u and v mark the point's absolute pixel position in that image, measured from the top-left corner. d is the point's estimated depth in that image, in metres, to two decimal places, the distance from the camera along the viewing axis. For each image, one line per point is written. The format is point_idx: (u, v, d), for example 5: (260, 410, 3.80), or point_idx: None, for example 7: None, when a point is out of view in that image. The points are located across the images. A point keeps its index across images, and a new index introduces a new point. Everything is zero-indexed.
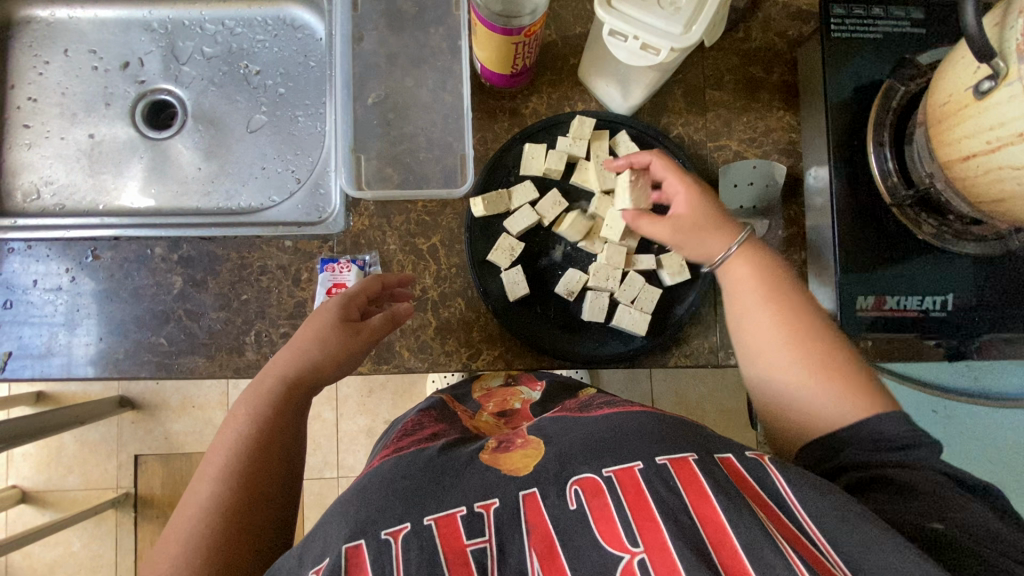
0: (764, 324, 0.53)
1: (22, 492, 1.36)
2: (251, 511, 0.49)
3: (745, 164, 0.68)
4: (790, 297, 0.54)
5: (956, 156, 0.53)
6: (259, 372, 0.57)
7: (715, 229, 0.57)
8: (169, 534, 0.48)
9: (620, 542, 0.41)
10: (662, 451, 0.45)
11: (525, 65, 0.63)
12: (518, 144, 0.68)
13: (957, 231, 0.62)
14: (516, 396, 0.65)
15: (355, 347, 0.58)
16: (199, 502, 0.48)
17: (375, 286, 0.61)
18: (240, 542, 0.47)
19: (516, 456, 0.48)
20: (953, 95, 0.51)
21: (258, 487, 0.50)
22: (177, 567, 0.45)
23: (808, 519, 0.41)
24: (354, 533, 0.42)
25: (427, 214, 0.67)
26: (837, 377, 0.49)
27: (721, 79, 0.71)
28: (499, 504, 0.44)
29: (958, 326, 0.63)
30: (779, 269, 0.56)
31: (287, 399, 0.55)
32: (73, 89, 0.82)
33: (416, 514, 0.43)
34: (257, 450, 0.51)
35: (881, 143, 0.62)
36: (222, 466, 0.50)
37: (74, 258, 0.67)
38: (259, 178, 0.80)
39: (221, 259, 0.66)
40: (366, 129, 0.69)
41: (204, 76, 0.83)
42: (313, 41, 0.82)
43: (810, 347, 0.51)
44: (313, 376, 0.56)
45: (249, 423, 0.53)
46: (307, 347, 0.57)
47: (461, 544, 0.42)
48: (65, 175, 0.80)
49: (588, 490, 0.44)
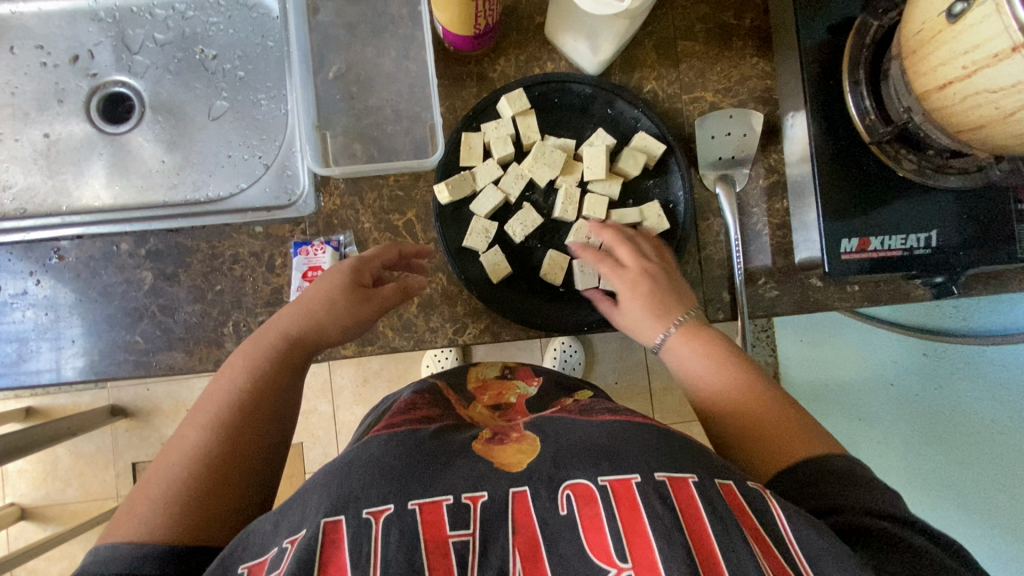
0: (709, 397, 0.54)
1: (21, 508, 1.35)
2: (239, 468, 0.47)
3: (720, 115, 0.66)
4: (734, 370, 0.54)
5: (932, 85, 0.51)
6: (266, 327, 0.56)
7: (657, 314, 0.58)
8: (154, 471, 0.46)
9: (608, 554, 0.40)
10: (663, 468, 0.44)
11: (488, 25, 0.60)
12: (468, 125, 0.65)
13: (937, 165, 0.60)
14: (512, 390, 0.68)
15: (361, 311, 0.57)
16: (188, 446, 0.47)
17: (389, 253, 0.60)
18: (223, 494, 0.45)
19: (511, 450, 0.48)
20: (925, 22, 0.49)
21: (249, 443, 0.49)
22: (155, 504, 0.43)
23: (803, 557, 0.39)
24: (335, 508, 0.41)
25: (400, 190, 0.65)
26: (779, 431, 0.49)
27: (692, 29, 0.69)
28: (486, 498, 0.43)
29: (943, 263, 0.62)
30: (722, 345, 0.56)
31: (286, 359, 0.54)
32: (23, 87, 0.79)
33: (401, 496, 0.42)
34: (254, 408, 0.50)
35: (857, 82, 0.60)
36: (215, 413, 0.49)
37: (37, 261, 0.64)
38: (226, 166, 0.77)
39: (191, 250, 0.64)
40: (329, 105, 0.67)
41: (159, 64, 0.79)
42: (269, 20, 0.79)
43: (758, 407, 0.51)
44: (312, 335, 0.55)
45: (248, 375, 0.52)
46: (311, 303, 0.56)
47: (443, 535, 0.41)
48: (23, 177, 0.77)
49: (580, 496, 0.43)
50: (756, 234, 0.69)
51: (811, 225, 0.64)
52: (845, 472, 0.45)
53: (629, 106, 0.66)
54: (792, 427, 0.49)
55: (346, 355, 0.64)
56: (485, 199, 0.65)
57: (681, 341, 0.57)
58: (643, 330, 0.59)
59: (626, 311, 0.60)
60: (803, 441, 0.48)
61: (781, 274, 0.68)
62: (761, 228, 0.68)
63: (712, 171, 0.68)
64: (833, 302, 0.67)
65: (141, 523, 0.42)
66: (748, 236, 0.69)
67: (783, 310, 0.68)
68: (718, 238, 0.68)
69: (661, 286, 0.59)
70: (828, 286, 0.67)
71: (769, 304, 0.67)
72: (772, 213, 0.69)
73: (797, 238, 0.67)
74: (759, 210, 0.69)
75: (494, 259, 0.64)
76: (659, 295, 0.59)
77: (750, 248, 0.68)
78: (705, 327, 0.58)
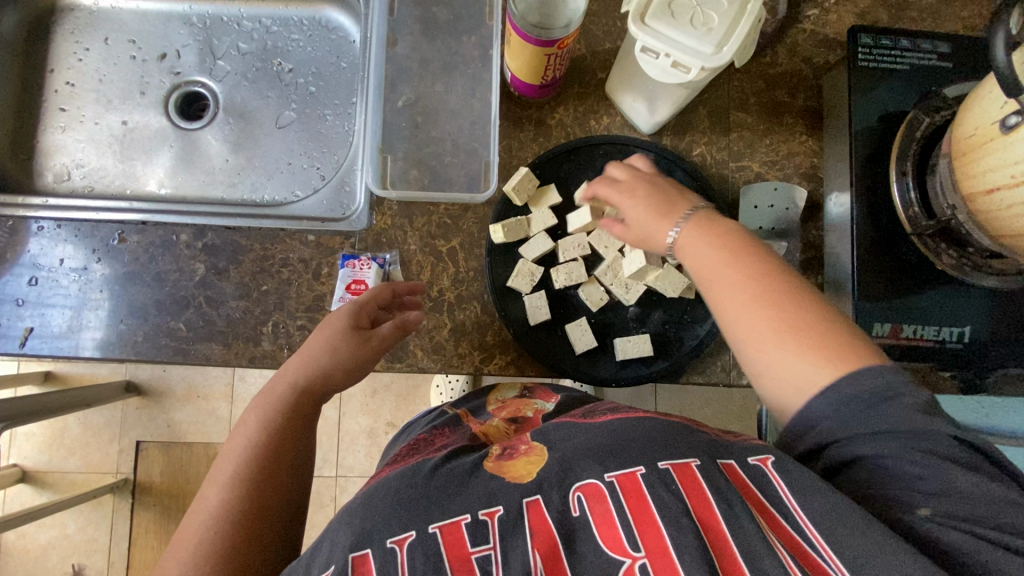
0: (728, 296, 0.51)
1: (22, 471, 1.37)
2: (263, 518, 0.49)
3: (766, 186, 0.69)
4: (752, 263, 0.51)
5: (980, 188, 0.53)
6: (273, 378, 0.58)
7: (662, 214, 0.57)
8: (180, 536, 0.48)
9: (622, 547, 0.42)
10: (666, 457, 0.46)
11: (555, 76, 0.64)
12: (533, 173, 0.68)
13: (976, 262, 0.61)
14: (530, 405, 0.68)
15: (363, 355, 0.58)
16: (208, 507, 0.49)
17: (385, 294, 0.61)
18: (252, 547, 0.48)
19: (519, 463, 0.49)
20: (978, 128, 0.51)
21: (269, 490, 0.51)
22: (185, 568, 0.46)
23: (808, 521, 0.41)
24: (359, 541, 0.43)
25: (448, 217, 0.68)
26: (809, 340, 0.47)
27: (746, 101, 0.72)
28: (502, 513, 0.44)
29: (971, 359, 0.63)
30: (735, 235, 0.54)
31: (296, 409, 0.56)
32: (111, 76, 0.84)
33: (422, 521, 0.44)
34: (269, 456, 0.52)
35: (904, 172, 0.62)
36: (232, 471, 0.51)
37: (100, 241, 0.68)
38: (284, 173, 0.81)
39: (244, 249, 0.67)
40: (394, 130, 0.71)
41: (238, 71, 0.85)
42: (346, 43, 0.85)
43: (782, 310, 0.48)
44: (322, 382, 0.57)
45: (259, 430, 0.53)
46: (314, 354, 0.58)
47: (466, 553, 0.43)
48: (96, 158, 0.82)
49: (590, 495, 0.45)
50: None
51: (845, 303, 0.65)
52: (858, 410, 0.43)
53: (688, 176, 0.69)
54: (824, 336, 0.47)
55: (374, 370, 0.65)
56: (532, 242, 0.67)
57: (689, 236, 0.55)
58: (652, 236, 0.58)
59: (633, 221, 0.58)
60: (835, 350, 0.46)
61: None
62: None
63: None
64: None
65: None
66: None
67: None
68: None
69: (658, 187, 0.59)
70: None
71: None
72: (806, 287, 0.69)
73: None
74: None
75: (534, 299, 0.66)
76: (659, 194, 0.58)
77: None
78: (720, 217, 0.56)
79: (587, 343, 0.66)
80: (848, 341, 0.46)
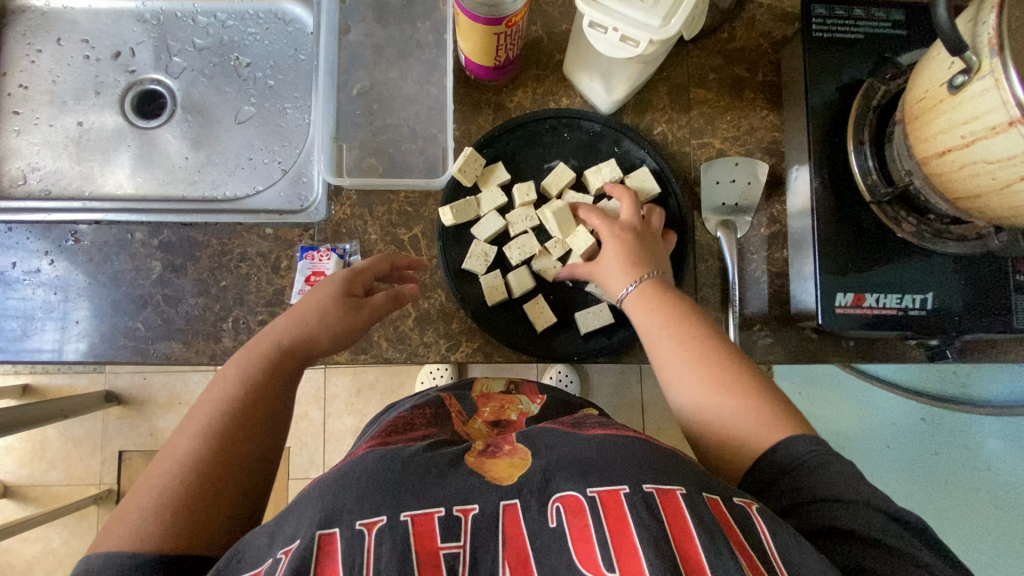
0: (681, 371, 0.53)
1: (3, 486, 1.35)
2: (229, 475, 0.48)
3: (726, 161, 0.68)
4: (699, 337, 0.54)
5: (932, 152, 0.53)
6: (258, 335, 0.57)
7: (622, 269, 0.59)
8: (143, 481, 0.47)
9: (595, 565, 0.40)
10: (651, 480, 0.44)
11: (509, 58, 0.63)
12: (479, 151, 0.67)
13: (937, 230, 0.62)
14: (514, 406, 0.68)
15: (352, 322, 0.58)
16: (179, 454, 0.48)
17: (384, 265, 0.62)
18: (215, 496, 0.47)
19: (502, 464, 0.48)
20: (928, 91, 0.51)
21: (244, 447, 0.50)
22: (148, 512, 0.44)
23: (780, 561, 0.40)
24: (328, 520, 0.41)
25: (408, 206, 0.67)
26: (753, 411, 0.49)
27: (705, 78, 0.72)
28: (478, 511, 0.44)
29: (937, 325, 0.63)
30: (680, 303, 0.57)
31: (279, 368, 0.55)
32: (64, 77, 0.83)
33: (393, 507, 0.43)
34: (247, 413, 0.51)
35: (861, 142, 0.62)
36: (207, 420, 0.50)
37: (54, 242, 0.66)
38: (245, 168, 0.80)
39: (202, 245, 0.66)
40: (350, 119, 0.70)
41: (194, 67, 0.83)
42: (303, 35, 0.84)
43: (729, 378, 0.51)
44: (306, 346, 0.56)
45: (239, 385, 0.53)
46: (305, 315, 0.57)
47: (434, 546, 0.42)
48: (52, 161, 0.81)
49: (569, 508, 0.43)
50: (754, 280, 0.69)
51: (807, 274, 0.65)
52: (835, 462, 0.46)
53: (637, 146, 0.69)
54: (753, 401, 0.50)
55: (339, 361, 0.65)
56: (483, 224, 0.67)
57: (641, 298, 0.57)
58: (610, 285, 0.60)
59: (602, 261, 0.62)
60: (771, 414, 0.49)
61: (777, 322, 0.68)
62: (760, 276, 0.69)
63: (715, 215, 0.69)
64: (828, 355, 0.67)
65: (130, 535, 0.43)
66: (747, 281, 0.69)
67: (778, 358, 0.68)
68: (716, 280, 0.69)
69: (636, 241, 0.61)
70: (823, 338, 0.67)
71: (763, 351, 0.67)
72: (772, 262, 0.69)
73: (793, 287, 0.67)
74: (759, 257, 0.69)
75: (492, 282, 0.65)
76: (635, 247, 0.60)
77: (747, 293, 0.69)
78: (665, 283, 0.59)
79: (547, 321, 0.65)
80: (775, 405, 0.49)
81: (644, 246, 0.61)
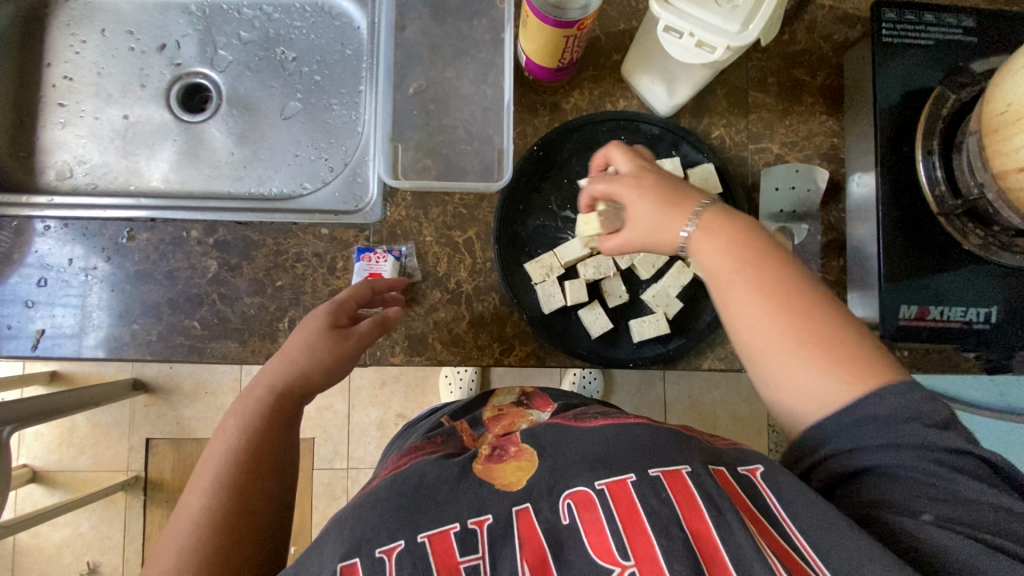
0: (750, 315, 0.48)
1: (32, 471, 1.36)
2: (247, 526, 0.48)
3: (787, 168, 0.67)
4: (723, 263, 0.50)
5: (1013, 166, 0.51)
6: (250, 381, 0.56)
7: (670, 212, 0.52)
8: (160, 549, 0.46)
9: (611, 555, 0.42)
10: (656, 464, 0.46)
11: (572, 59, 0.62)
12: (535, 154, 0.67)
13: (1004, 242, 0.61)
14: (525, 418, 0.63)
15: (342, 353, 0.57)
16: (192, 515, 0.47)
17: (363, 290, 0.60)
18: (235, 548, 0.46)
19: (510, 468, 0.49)
20: (1012, 104, 0.50)
21: (259, 494, 0.50)
22: None
23: (797, 531, 0.41)
24: (349, 551, 0.43)
25: (463, 208, 0.67)
26: (832, 357, 0.45)
27: (765, 81, 0.70)
28: (491, 521, 0.45)
29: (999, 339, 0.62)
30: (745, 232, 0.50)
31: (277, 411, 0.54)
32: (109, 69, 0.82)
33: (410, 531, 0.44)
34: (255, 460, 0.50)
35: (930, 151, 0.61)
36: (213, 476, 0.49)
37: (109, 238, 0.66)
38: (292, 165, 0.79)
39: (257, 244, 0.66)
40: (405, 119, 0.69)
41: (240, 60, 0.82)
42: (351, 30, 0.82)
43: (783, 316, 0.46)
44: (302, 385, 0.56)
45: (239, 434, 0.51)
46: (294, 354, 0.56)
47: (454, 562, 0.43)
48: (99, 154, 0.80)
49: (579, 503, 0.45)
50: None
51: (870, 285, 0.64)
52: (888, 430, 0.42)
53: (695, 151, 0.68)
54: (812, 339, 0.45)
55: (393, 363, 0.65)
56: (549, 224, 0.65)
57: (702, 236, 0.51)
58: (659, 233, 0.53)
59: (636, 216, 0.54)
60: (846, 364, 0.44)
61: None
62: None
63: (772, 222, 0.68)
64: None
65: None
66: None
67: None
68: None
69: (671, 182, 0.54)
70: None
71: None
72: (828, 270, 0.68)
73: (852, 296, 0.67)
74: (815, 265, 0.68)
75: (549, 290, 0.66)
76: (660, 185, 0.54)
77: None
78: (732, 212, 0.52)
79: (602, 326, 0.66)
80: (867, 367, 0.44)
81: (671, 182, 0.54)
